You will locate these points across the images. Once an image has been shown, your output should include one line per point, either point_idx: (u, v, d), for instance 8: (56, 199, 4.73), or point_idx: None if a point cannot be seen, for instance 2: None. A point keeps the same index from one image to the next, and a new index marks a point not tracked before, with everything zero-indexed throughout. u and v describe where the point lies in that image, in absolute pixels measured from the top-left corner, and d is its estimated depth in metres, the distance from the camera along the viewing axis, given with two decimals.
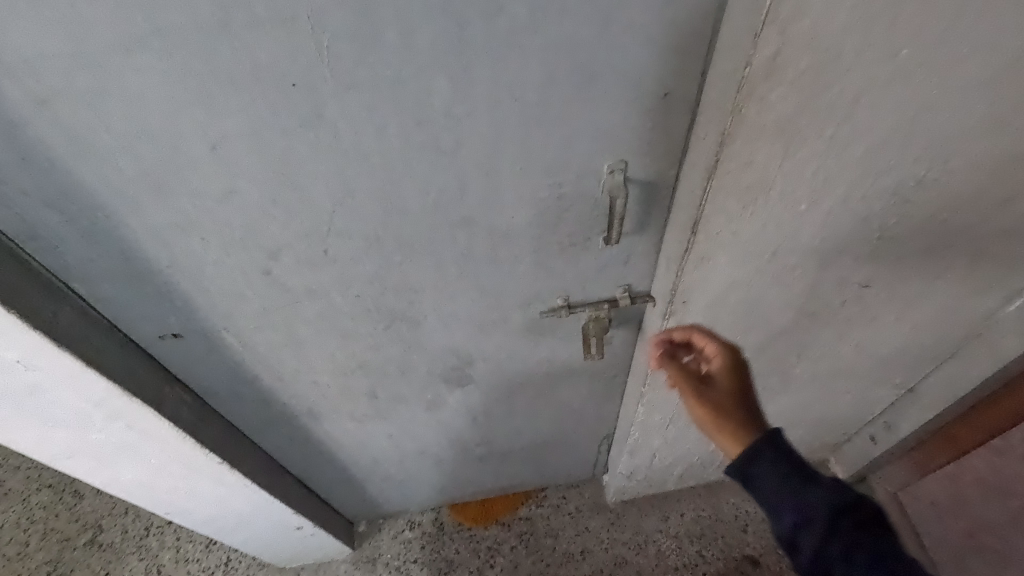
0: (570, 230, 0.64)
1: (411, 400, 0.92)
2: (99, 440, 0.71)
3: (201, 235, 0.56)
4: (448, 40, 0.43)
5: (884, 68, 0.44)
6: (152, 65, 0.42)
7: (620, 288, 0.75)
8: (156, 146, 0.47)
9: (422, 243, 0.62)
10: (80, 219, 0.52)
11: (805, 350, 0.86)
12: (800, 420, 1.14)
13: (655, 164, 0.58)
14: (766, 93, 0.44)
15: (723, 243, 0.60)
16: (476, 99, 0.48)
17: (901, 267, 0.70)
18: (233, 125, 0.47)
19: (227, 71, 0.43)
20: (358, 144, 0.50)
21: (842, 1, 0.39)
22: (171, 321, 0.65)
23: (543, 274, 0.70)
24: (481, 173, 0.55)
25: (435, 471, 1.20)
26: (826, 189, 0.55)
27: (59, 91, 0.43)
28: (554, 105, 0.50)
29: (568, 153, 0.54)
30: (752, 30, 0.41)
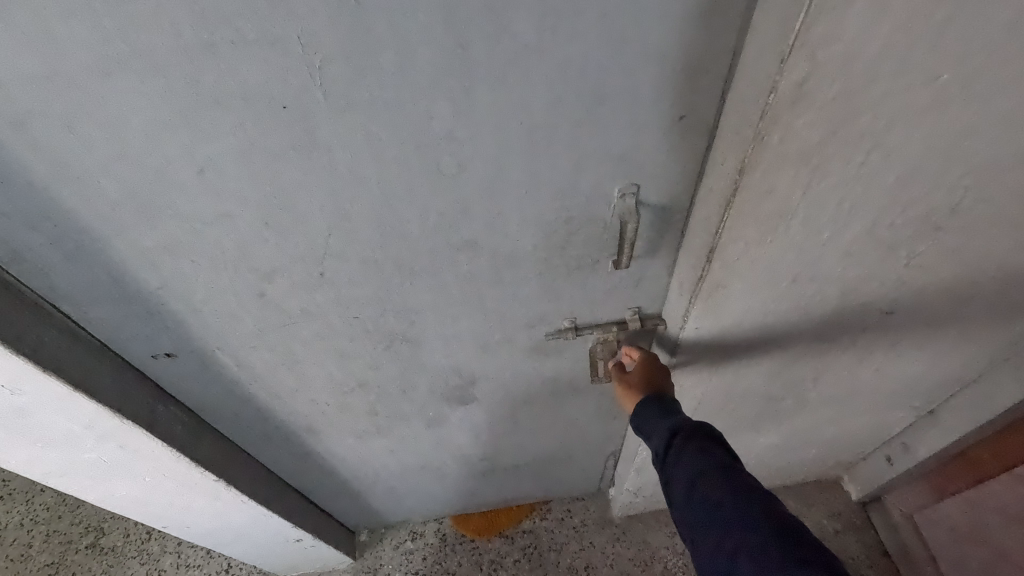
0: (578, 253, 0.61)
1: (412, 417, 0.89)
2: (91, 459, 0.69)
3: (192, 257, 0.54)
4: (449, 61, 0.41)
5: (922, 95, 0.41)
6: (133, 86, 0.39)
7: (630, 310, 0.72)
8: (141, 169, 0.45)
9: (423, 266, 0.60)
10: (66, 242, 0.50)
11: (822, 374, 0.82)
12: (814, 440, 1.10)
13: (669, 188, 0.54)
14: (792, 120, 0.41)
15: (739, 271, 0.57)
16: (479, 122, 0.45)
17: (928, 295, 0.66)
18: (222, 148, 0.44)
19: (215, 93, 0.41)
20: (355, 168, 0.48)
21: (879, 25, 0.36)
22: (164, 341, 0.63)
23: (549, 297, 0.67)
24: (485, 196, 0.52)
25: (438, 485, 1.18)
26: (851, 217, 0.51)
27: (37, 113, 0.40)
28: (562, 128, 0.47)
29: (577, 176, 0.51)
30: (779, 55, 0.38)
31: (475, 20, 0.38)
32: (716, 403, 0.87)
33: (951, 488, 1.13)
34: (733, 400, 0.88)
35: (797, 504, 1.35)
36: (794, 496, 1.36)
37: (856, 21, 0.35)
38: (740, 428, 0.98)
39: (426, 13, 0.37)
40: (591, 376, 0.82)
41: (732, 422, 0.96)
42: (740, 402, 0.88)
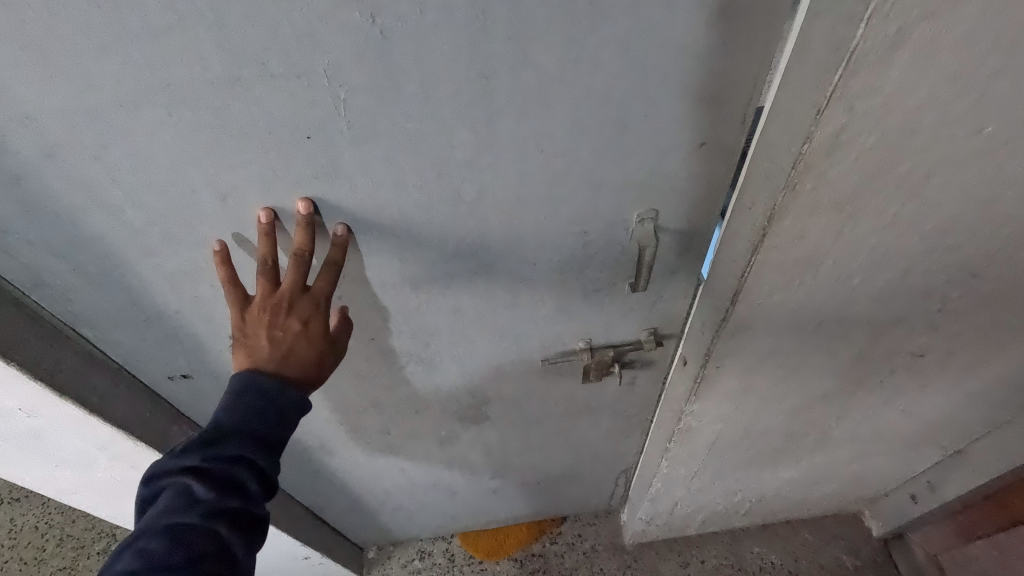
0: (595, 279, 0.60)
1: (425, 436, 0.88)
2: (105, 478, 0.69)
3: (211, 281, 0.53)
4: (472, 93, 0.40)
5: (966, 146, 0.39)
6: (160, 118, 0.39)
7: (645, 330, 0.70)
8: (164, 197, 0.45)
9: (439, 291, 0.59)
10: (87, 266, 0.50)
11: (846, 413, 0.80)
12: (835, 476, 1.07)
13: (689, 215, 0.53)
14: (826, 169, 0.40)
15: (765, 311, 0.55)
16: (500, 151, 0.44)
17: (961, 338, 0.63)
18: (245, 176, 0.44)
19: (240, 124, 0.40)
20: (375, 198, 0.47)
21: (920, 76, 0.34)
22: (181, 362, 0.63)
23: (565, 320, 0.66)
24: (505, 224, 0.51)
25: (448, 502, 1.17)
26: (884, 263, 0.50)
27: (64, 145, 0.40)
28: (583, 158, 0.46)
29: (596, 204, 0.50)
30: (815, 106, 0.36)
31: (499, 54, 0.38)
32: (735, 437, 0.85)
33: (979, 530, 1.09)
34: (752, 435, 0.85)
35: (815, 538, 1.31)
36: (812, 529, 1.32)
37: (895, 74, 0.34)
38: (759, 463, 0.96)
39: (450, 44, 0.37)
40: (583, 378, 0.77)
41: (751, 456, 0.93)
42: (760, 438, 0.86)
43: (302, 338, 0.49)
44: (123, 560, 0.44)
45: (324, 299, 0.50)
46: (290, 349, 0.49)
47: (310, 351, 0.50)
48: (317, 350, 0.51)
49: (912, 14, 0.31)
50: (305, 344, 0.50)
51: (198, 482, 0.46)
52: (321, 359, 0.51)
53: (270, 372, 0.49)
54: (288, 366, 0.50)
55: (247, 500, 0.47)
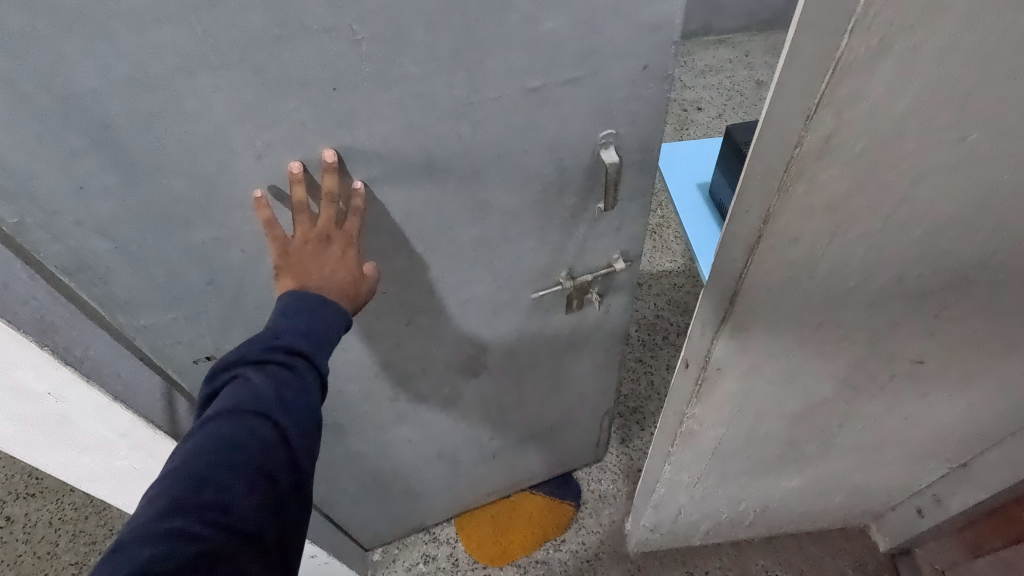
0: (572, 204, 0.67)
1: (430, 401, 0.92)
2: (123, 465, 0.71)
3: (241, 245, 0.58)
4: (466, 39, 0.48)
5: (951, 152, 0.41)
6: (209, 82, 0.45)
7: (616, 255, 0.77)
8: (205, 162, 0.50)
9: (439, 242, 0.65)
10: (127, 244, 0.54)
11: (848, 420, 0.81)
12: (840, 487, 1.07)
13: (642, 132, 0.62)
14: (818, 173, 0.42)
15: (762, 312, 0.57)
16: (489, 88, 0.52)
17: (960, 345, 0.64)
18: (280, 135, 0.50)
19: (275, 83, 0.47)
20: (387, 152, 0.54)
21: (903, 85, 0.37)
22: (205, 343, 0.67)
23: (549, 253, 0.73)
24: (494, 165, 0.59)
25: (450, 478, 1.19)
26: (877, 267, 0.51)
27: (122, 117, 0.46)
28: (552, 88, 0.54)
29: (567, 131, 0.59)
30: (805, 113, 0.39)
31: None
32: (737, 443, 0.86)
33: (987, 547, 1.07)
34: (754, 442, 0.86)
35: (820, 551, 1.31)
36: (817, 542, 1.32)
37: (879, 83, 0.36)
38: (762, 470, 0.97)
39: None
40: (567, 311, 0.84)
41: (754, 464, 0.94)
42: (763, 444, 0.87)
43: (342, 263, 0.57)
44: (187, 440, 0.47)
45: (355, 230, 0.57)
46: (333, 272, 0.57)
47: (347, 275, 0.58)
48: (352, 275, 0.58)
49: (891, 24, 0.33)
50: (342, 272, 0.57)
51: (254, 373, 0.51)
52: (355, 283, 0.59)
53: (317, 292, 0.56)
54: (333, 287, 0.57)
55: (304, 395, 0.52)
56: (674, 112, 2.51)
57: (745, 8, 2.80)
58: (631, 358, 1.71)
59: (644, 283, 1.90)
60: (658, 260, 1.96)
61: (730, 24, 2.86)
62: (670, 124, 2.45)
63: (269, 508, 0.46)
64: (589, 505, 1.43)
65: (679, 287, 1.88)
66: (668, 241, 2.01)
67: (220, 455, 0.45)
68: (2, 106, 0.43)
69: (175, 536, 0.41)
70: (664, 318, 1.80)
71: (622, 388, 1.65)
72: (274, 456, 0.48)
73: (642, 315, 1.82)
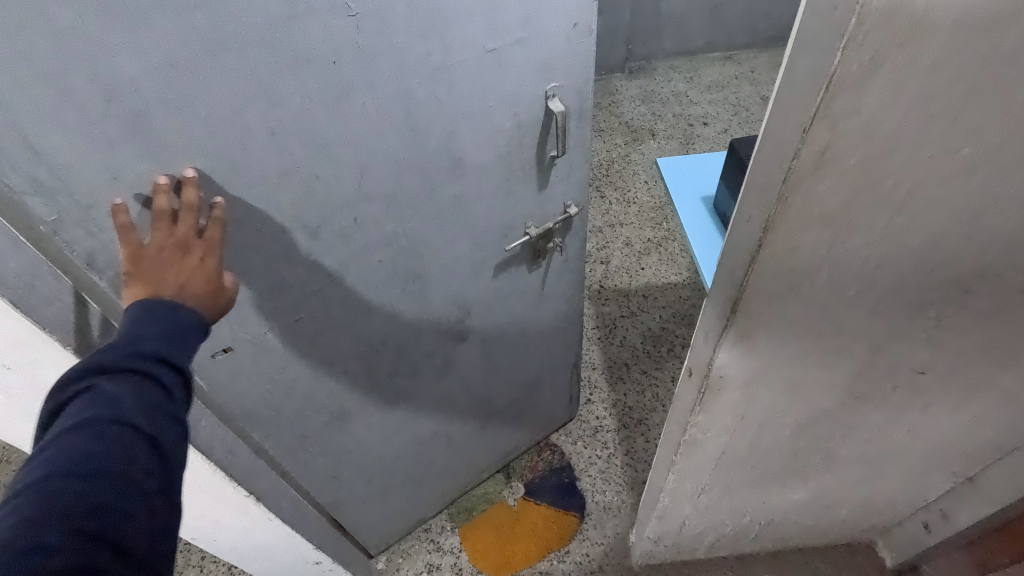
0: (527, 155, 0.83)
1: (424, 371, 1.02)
2: None
3: (256, 226, 0.63)
4: (440, 11, 0.61)
5: (944, 165, 0.42)
6: (232, 63, 0.52)
7: (565, 205, 0.96)
8: (225, 141, 0.56)
9: (432, 198, 0.77)
10: (154, 232, 0.58)
11: (851, 431, 0.81)
12: (844, 501, 1.07)
13: (574, 87, 0.80)
14: (814, 184, 0.44)
15: (763, 322, 0.58)
16: (457, 49, 0.65)
17: (960, 356, 0.65)
18: (293, 105, 0.57)
19: (289, 57, 0.54)
20: (385, 114, 0.64)
21: (895, 100, 0.38)
22: (222, 336, 0.71)
23: (513, 206, 0.88)
24: (468, 118, 0.73)
25: (449, 456, 1.29)
26: (876, 277, 0.52)
27: (154, 103, 0.50)
28: (509, 45, 0.69)
29: (520, 84, 0.74)
30: (800, 125, 0.41)
31: None
32: (741, 454, 0.87)
33: (995, 561, 1.03)
34: (757, 452, 0.87)
35: (826, 567, 1.30)
36: (824, 558, 1.31)
37: (874, 97, 0.38)
38: (766, 482, 0.97)
39: None
40: (532, 261, 1.01)
41: (758, 475, 0.94)
42: (767, 455, 0.88)
43: (199, 272, 0.58)
44: (35, 458, 0.45)
45: (217, 240, 0.59)
46: (189, 280, 0.57)
47: (207, 286, 0.58)
48: (211, 287, 0.59)
49: (883, 44, 0.35)
50: (202, 281, 0.58)
51: (105, 380, 0.49)
52: (215, 295, 0.59)
53: (172, 300, 0.56)
54: (188, 296, 0.57)
55: (168, 401, 0.51)
56: (681, 126, 2.53)
57: (748, 26, 2.86)
58: (637, 369, 1.72)
59: (650, 295, 1.91)
60: (664, 272, 1.97)
61: (735, 40, 2.90)
62: (677, 138, 2.47)
63: (138, 520, 0.45)
64: (593, 516, 1.43)
65: (684, 300, 1.89)
66: (674, 254, 2.03)
67: (74, 475, 0.44)
68: (49, 97, 0.46)
69: (30, 557, 0.39)
70: (669, 330, 1.82)
71: (628, 400, 1.65)
72: (144, 468, 0.47)
73: (647, 327, 1.83)
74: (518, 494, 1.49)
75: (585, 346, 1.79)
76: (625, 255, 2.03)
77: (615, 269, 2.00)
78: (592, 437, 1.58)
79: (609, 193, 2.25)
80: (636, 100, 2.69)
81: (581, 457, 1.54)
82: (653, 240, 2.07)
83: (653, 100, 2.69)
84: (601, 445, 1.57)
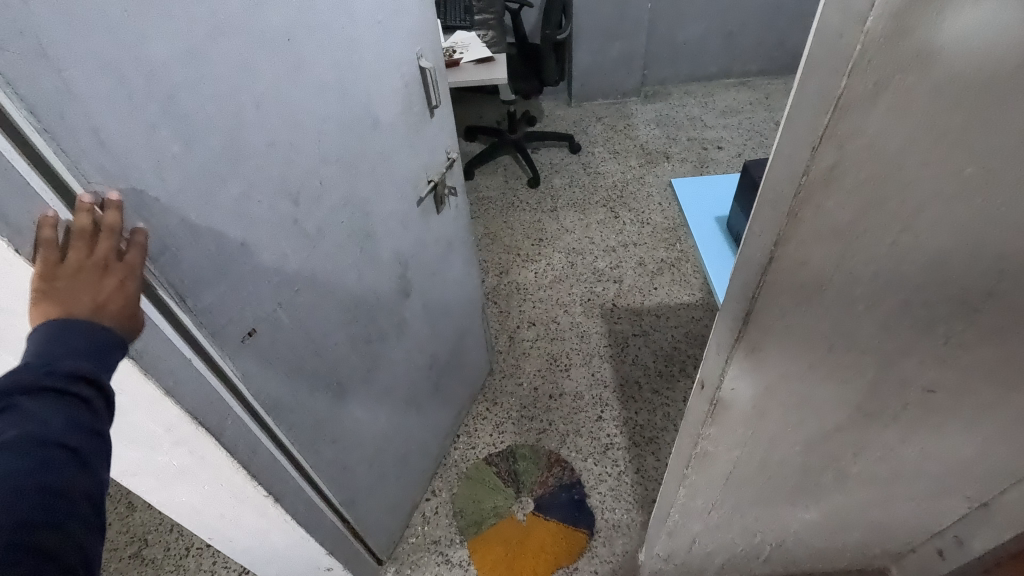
0: (418, 111, 0.99)
1: (390, 332, 1.11)
2: (163, 462, 0.77)
3: (258, 198, 0.71)
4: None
5: (948, 183, 0.44)
6: (225, 45, 0.61)
7: (449, 154, 1.13)
8: (226, 114, 0.63)
9: (365, 160, 0.89)
10: (189, 213, 0.63)
11: (862, 450, 0.81)
12: (855, 524, 1.05)
13: (433, 47, 0.98)
14: (823, 201, 0.47)
15: (775, 334, 0.61)
16: (361, 23, 0.79)
17: (975, 377, 0.64)
18: (268, 79, 0.67)
19: (259, 38, 0.64)
20: (324, 84, 0.76)
21: (897, 125, 0.41)
22: (247, 317, 0.75)
23: (419, 158, 1.03)
24: (377, 84, 0.86)
25: (420, 427, 1.37)
26: (885, 293, 0.54)
27: (178, 86, 0.57)
28: (393, 23, 0.86)
29: (406, 52, 0.91)
30: (810, 144, 0.44)
31: None
32: (751, 470, 0.88)
33: None
34: (768, 468, 0.87)
35: None
36: None
37: (877, 121, 0.41)
38: (775, 500, 0.97)
39: None
40: (439, 211, 1.16)
41: (768, 493, 0.95)
42: (778, 472, 0.88)
43: (118, 294, 0.55)
44: None
45: (137, 263, 0.57)
46: (106, 301, 0.55)
47: (124, 308, 0.56)
48: (128, 309, 0.56)
49: (885, 69, 0.39)
50: (118, 302, 0.55)
51: (26, 400, 0.51)
52: (132, 316, 0.57)
53: (87, 320, 0.54)
54: (102, 317, 0.55)
55: (93, 418, 0.55)
56: (694, 150, 2.57)
57: (763, 53, 2.91)
58: (649, 389, 1.72)
59: (662, 315, 1.93)
60: (677, 293, 1.99)
61: (749, 67, 2.95)
62: (690, 161, 2.51)
63: (75, 536, 0.51)
64: (602, 534, 1.43)
65: (697, 320, 1.90)
66: (687, 275, 2.04)
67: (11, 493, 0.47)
68: (109, 90, 0.51)
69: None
70: (681, 350, 1.82)
71: (639, 419, 1.65)
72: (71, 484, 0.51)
73: (659, 346, 1.84)
74: (527, 509, 1.49)
75: (598, 364, 1.80)
76: (639, 274, 2.06)
77: (628, 288, 2.02)
78: (603, 454, 1.59)
79: (623, 214, 2.29)
80: (651, 123, 2.74)
81: (591, 475, 1.54)
82: (666, 260, 2.10)
83: (668, 123, 2.74)
84: (611, 462, 1.57)
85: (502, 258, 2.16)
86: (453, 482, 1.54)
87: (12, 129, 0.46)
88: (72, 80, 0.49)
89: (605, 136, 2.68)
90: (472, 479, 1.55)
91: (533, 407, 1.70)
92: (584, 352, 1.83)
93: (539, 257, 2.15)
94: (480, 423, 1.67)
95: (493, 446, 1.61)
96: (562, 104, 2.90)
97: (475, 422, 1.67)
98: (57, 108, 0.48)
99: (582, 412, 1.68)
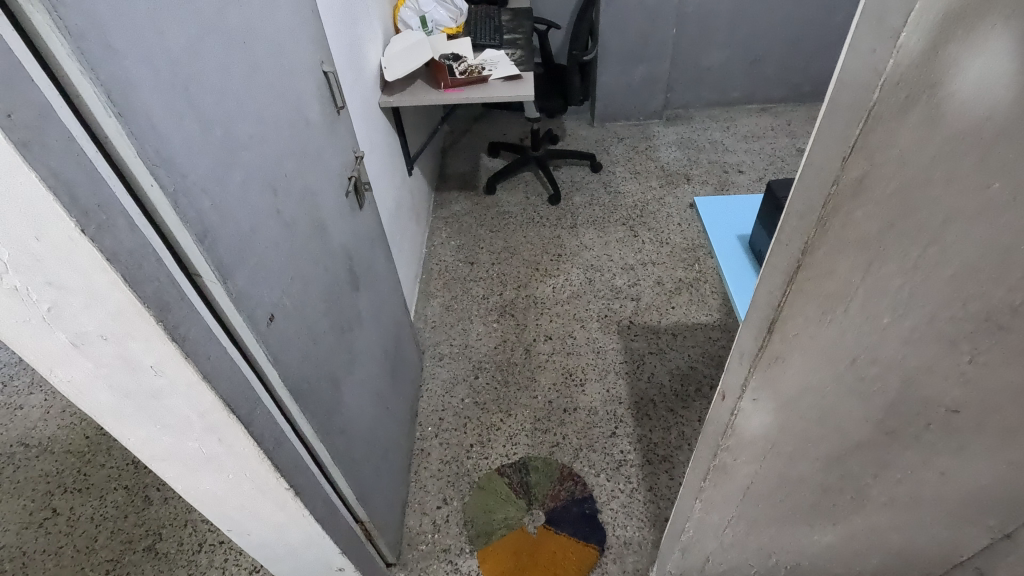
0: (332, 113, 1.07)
1: (356, 326, 1.14)
2: (193, 448, 0.79)
3: (254, 186, 0.76)
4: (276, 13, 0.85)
5: (976, 198, 0.45)
6: (213, 46, 0.68)
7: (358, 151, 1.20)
8: (222, 104, 0.69)
9: (306, 153, 0.94)
10: (216, 198, 0.67)
11: (883, 471, 0.77)
12: (876, 562, 0.97)
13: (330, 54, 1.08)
14: (852, 211, 0.50)
15: (800, 346, 0.64)
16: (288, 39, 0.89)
17: (1010, 404, 0.59)
18: (241, 79, 0.74)
19: (226, 40, 0.71)
20: (272, 84, 0.83)
21: (927, 138, 0.43)
22: (267, 303, 0.79)
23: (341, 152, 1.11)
24: (303, 86, 0.94)
25: (392, 423, 1.41)
26: (909, 305, 0.54)
27: (191, 78, 0.63)
28: (308, 39, 0.98)
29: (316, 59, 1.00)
30: (840, 155, 0.46)
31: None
32: (770, 486, 0.89)
33: None
34: (787, 484, 0.87)
35: None
36: None
37: (908, 135, 0.43)
38: (792, 521, 0.96)
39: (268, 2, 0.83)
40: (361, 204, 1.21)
41: (785, 512, 0.94)
42: (796, 489, 0.88)
43: None
44: None
45: None
46: None
47: None
48: None
49: (916, 83, 0.41)
50: None
51: None
52: None
53: None
54: None
55: None
56: (716, 173, 2.59)
57: (786, 82, 2.93)
58: (664, 407, 1.72)
59: (679, 334, 1.93)
60: (695, 312, 1.99)
61: (773, 95, 2.98)
62: (711, 184, 2.52)
63: None
64: (613, 550, 1.42)
65: (714, 340, 1.90)
66: (705, 295, 2.04)
67: None
68: (149, 78, 0.57)
69: None
70: (697, 369, 1.82)
71: (653, 436, 1.65)
72: None
73: (675, 365, 1.84)
74: (538, 522, 1.49)
75: (613, 380, 1.80)
76: (656, 293, 2.07)
77: (645, 306, 2.02)
78: (615, 470, 1.58)
79: (643, 233, 2.30)
80: (673, 146, 2.77)
81: (603, 491, 1.54)
82: (684, 280, 2.10)
83: (689, 146, 2.76)
84: (624, 479, 1.56)
85: (521, 271, 2.19)
86: (465, 491, 1.55)
87: (87, 112, 0.50)
88: (128, 67, 0.53)
89: (627, 157, 2.71)
90: (484, 489, 1.55)
91: (547, 420, 1.70)
92: (600, 368, 1.84)
93: (557, 272, 2.17)
94: (493, 434, 1.67)
95: (506, 456, 1.62)
96: (585, 124, 2.96)
97: (488, 432, 1.68)
98: (124, 93, 0.53)
99: (595, 428, 1.68)
